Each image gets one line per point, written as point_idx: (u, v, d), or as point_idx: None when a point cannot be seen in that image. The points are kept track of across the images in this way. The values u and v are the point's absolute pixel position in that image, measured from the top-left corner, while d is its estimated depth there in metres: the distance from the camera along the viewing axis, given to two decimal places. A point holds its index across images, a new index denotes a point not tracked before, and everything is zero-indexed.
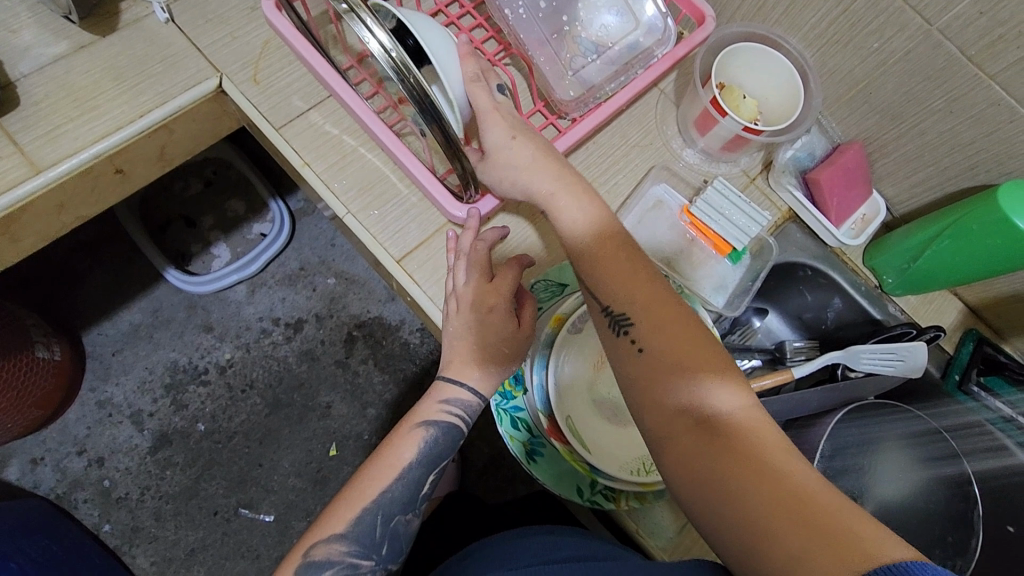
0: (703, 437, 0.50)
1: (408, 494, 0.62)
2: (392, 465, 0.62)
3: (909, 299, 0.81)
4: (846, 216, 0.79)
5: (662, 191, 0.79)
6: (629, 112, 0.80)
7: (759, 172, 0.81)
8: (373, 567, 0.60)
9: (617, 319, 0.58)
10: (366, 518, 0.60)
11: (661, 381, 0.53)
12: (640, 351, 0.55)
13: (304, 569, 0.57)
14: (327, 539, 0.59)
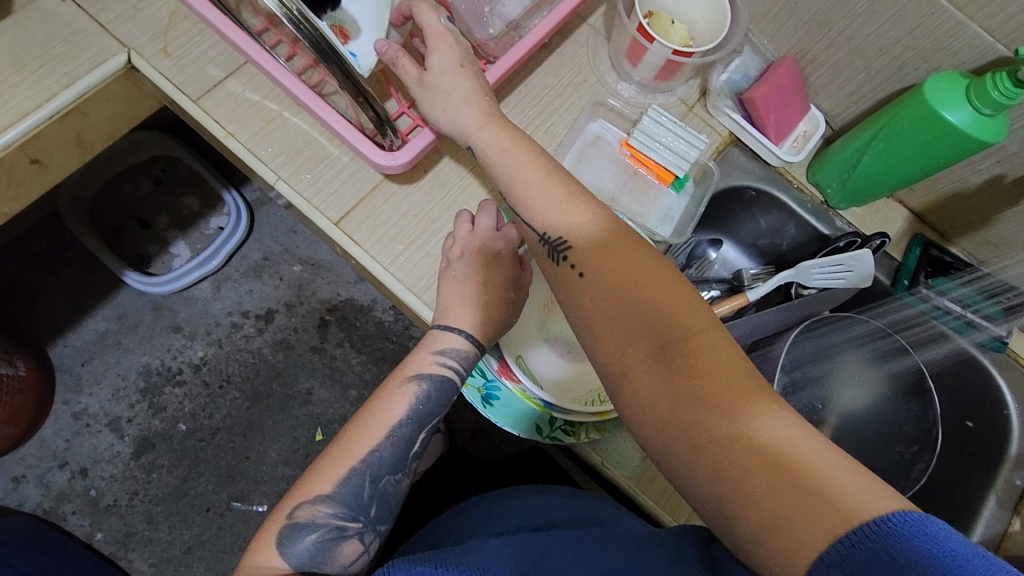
0: (665, 377, 0.48)
1: (398, 454, 0.59)
2: (382, 421, 0.59)
3: (856, 210, 0.81)
4: (785, 133, 0.79)
5: (599, 127, 0.78)
6: (559, 51, 0.79)
7: (697, 100, 0.80)
8: (363, 532, 0.57)
9: (561, 251, 0.55)
10: (354, 479, 0.57)
11: (615, 317, 0.51)
12: (583, 278, 0.53)
13: (289, 532, 0.55)
14: (313, 501, 0.56)
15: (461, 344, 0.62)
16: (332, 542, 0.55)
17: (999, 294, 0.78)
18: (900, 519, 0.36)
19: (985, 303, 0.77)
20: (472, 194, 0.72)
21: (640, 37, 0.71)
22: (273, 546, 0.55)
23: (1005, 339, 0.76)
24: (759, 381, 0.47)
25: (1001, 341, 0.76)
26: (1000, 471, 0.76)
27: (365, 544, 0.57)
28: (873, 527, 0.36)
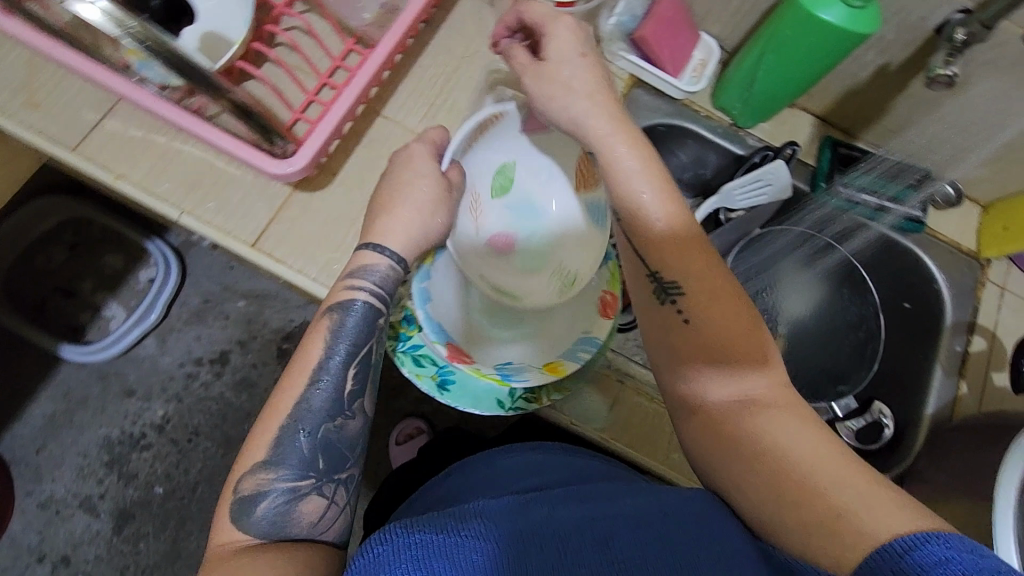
0: (738, 404, 0.49)
1: (332, 398, 0.52)
2: (300, 368, 0.53)
3: (764, 126, 0.83)
4: (682, 65, 0.80)
5: (502, 94, 0.75)
6: (446, 26, 0.77)
7: (592, 50, 0.80)
8: (320, 483, 0.50)
9: (664, 285, 0.51)
10: (286, 435, 0.50)
11: (720, 348, 0.49)
12: (687, 322, 0.50)
13: (240, 508, 0.48)
14: (251, 467, 0.49)
15: (378, 262, 0.57)
16: (286, 504, 0.48)
17: (909, 175, 0.80)
18: (915, 549, 0.37)
19: (897, 184, 0.79)
20: None
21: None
22: (223, 527, 0.48)
23: (921, 219, 0.80)
24: (799, 414, 0.48)
25: (919, 221, 0.80)
26: (940, 341, 0.80)
27: (331, 496, 0.50)
28: (888, 564, 0.38)
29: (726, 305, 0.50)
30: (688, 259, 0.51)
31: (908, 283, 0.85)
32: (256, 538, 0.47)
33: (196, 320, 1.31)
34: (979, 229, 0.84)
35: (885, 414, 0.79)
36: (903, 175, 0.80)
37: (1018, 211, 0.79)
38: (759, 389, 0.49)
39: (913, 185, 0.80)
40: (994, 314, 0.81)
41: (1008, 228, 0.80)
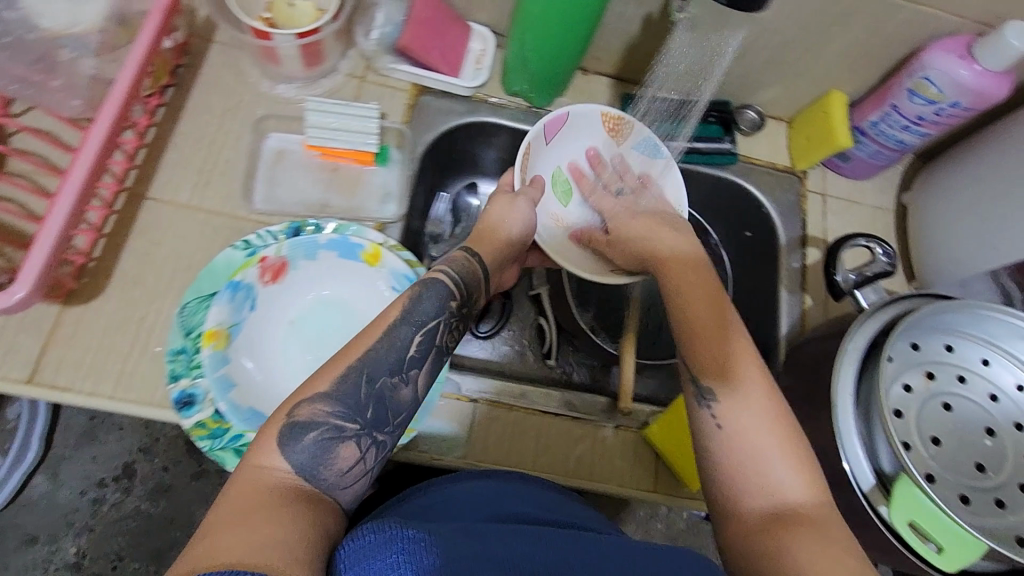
0: (758, 486, 0.48)
1: (393, 356, 0.50)
2: (412, 314, 0.53)
3: (562, 100, 0.82)
4: (459, 61, 0.77)
5: (277, 141, 0.71)
6: (198, 84, 0.72)
7: (365, 69, 0.76)
8: (360, 436, 0.47)
9: (702, 390, 0.53)
10: (351, 376, 0.48)
11: (739, 442, 0.50)
12: (719, 428, 0.51)
13: (287, 435, 0.45)
14: (313, 397, 0.47)
15: (462, 256, 0.60)
16: (327, 442, 0.46)
17: (710, 112, 0.83)
18: None
19: (670, 106, 0.79)
20: (173, 274, 0.64)
21: (261, 39, 0.66)
22: (265, 448, 0.45)
23: (732, 150, 0.82)
24: (822, 518, 0.46)
25: (730, 152, 0.82)
26: (780, 262, 0.82)
27: (365, 452, 0.47)
28: None
29: (753, 379, 0.53)
30: (703, 316, 0.56)
31: (744, 211, 0.86)
32: (288, 471, 0.44)
33: (80, 445, 1.08)
34: (788, 146, 0.86)
35: None
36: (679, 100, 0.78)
37: (814, 120, 0.81)
38: (795, 497, 0.47)
39: (689, 107, 0.78)
40: (821, 222, 0.83)
41: (810, 139, 0.82)
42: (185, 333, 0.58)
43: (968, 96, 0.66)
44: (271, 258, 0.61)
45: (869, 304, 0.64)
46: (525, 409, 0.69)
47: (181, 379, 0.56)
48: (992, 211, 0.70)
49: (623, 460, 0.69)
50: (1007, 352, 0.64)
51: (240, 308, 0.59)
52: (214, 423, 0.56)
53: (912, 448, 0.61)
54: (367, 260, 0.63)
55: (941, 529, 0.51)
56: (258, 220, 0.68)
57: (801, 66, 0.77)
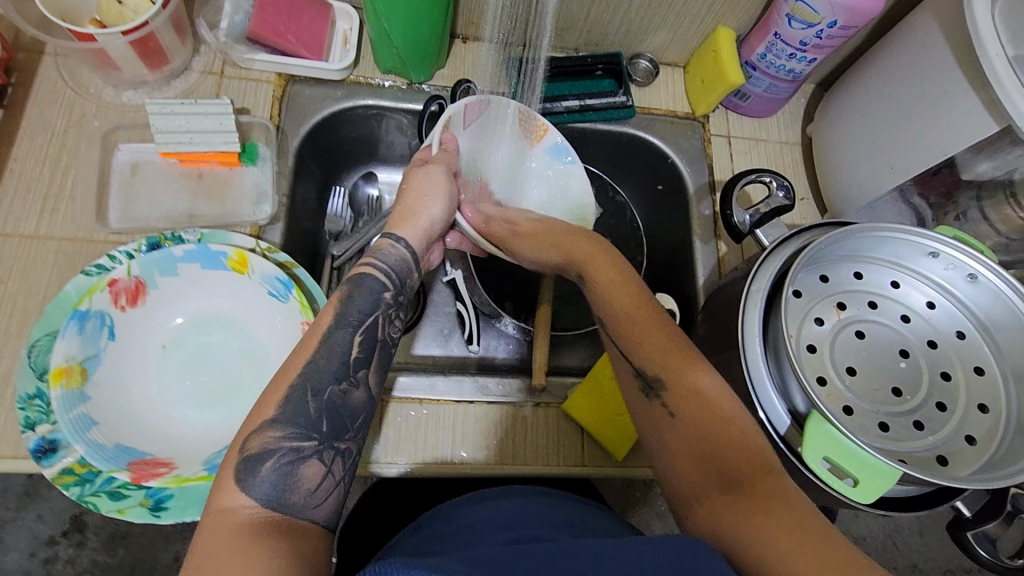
0: (713, 465, 0.46)
1: (338, 362, 0.47)
2: (347, 315, 0.49)
3: (443, 72, 0.78)
4: (323, 44, 0.72)
5: (131, 153, 0.66)
6: (32, 102, 0.65)
7: (221, 63, 0.70)
8: (321, 451, 0.44)
9: (649, 382, 0.51)
10: (296, 395, 0.45)
11: (689, 428, 0.48)
12: (673, 416, 0.49)
13: (244, 469, 0.42)
14: (264, 424, 0.43)
15: (390, 246, 0.54)
16: (289, 467, 0.42)
17: (597, 65, 0.80)
18: None
19: (514, 74, 0.74)
20: (26, 312, 0.59)
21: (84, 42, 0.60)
22: (225, 489, 0.41)
23: (628, 103, 0.78)
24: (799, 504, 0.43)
25: (626, 106, 0.79)
26: (690, 210, 0.80)
27: (331, 466, 0.44)
28: None
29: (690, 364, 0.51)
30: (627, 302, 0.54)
31: (651, 164, 0.83)
32: (255, 505, 0.41)
33: (21, 507, 0.98)
34: (686, 91, 0.83)
35: (669, 304, 0.75)
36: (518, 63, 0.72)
37: (706, 61, 0.79)
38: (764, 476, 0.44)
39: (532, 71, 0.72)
40: (728, 164, 0.81)
41: (704, 80, 0.79)
42: (37, 375, 0.53)
43: (843, 14, 0.63)
44: (122, 280, 0.55)
45: (769, 241, 0.62)
46: (441, 402, 0.65)
47: (38, 427, 0.51)
48: (884, 130, 0.67)
49: (546, 439, 0.66)
50: (912, 270, 0.62)
51: (96, 339, 0.54)
52: (83, 467, 0.51)
53: (827, 383, 0.59)
54: (234, 267, 0.58)
55: (857, 462, 0.50)
56: (117, 239, 0.62)
57: (681, 5, 0.73)
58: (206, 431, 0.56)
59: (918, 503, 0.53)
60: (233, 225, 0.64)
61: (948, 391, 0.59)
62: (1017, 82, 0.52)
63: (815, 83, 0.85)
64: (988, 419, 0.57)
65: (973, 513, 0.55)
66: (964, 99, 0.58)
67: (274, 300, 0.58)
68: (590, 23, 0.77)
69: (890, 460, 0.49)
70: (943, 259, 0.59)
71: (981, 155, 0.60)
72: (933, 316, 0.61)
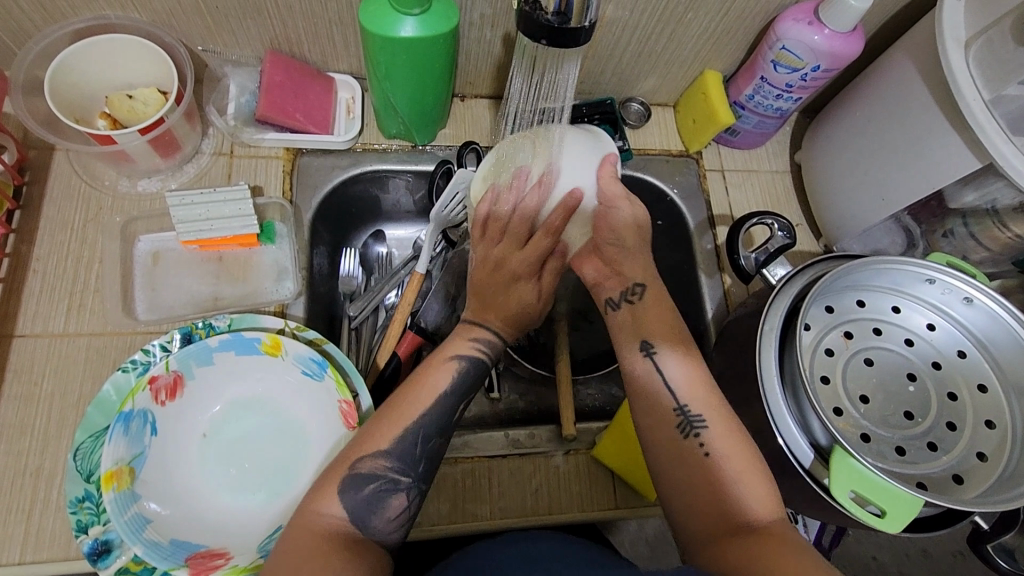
0: (722, 512, 0.49)
1: (444, 418, 0.54)
2: (462, 383, 0.56)
3: (445, 131, 0.80)
4: (329, 117, 0.73)
5: (151, 243, 0.67)
6: (49, 199, 0.67)
7: (230, 144, 0.72)
8: (411, 488, 0.51)
9: (689, 420, 0.54)
10: (408, 436, 0.52)
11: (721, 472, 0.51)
12: (706, 457, 0.52)
13: (347, 483, 0.49)
14: (375, 452, 0.50)
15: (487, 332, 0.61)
16: (382, 495, 0.49)
17: (593, 114, 0.82)
18: None
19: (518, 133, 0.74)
20: (63, 412, 0.59)
21: (103, 144, 0.62)
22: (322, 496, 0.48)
23: (624, 147, 0.81)
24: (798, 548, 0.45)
25: (624, 150, 0.81)
26: (693, 245, 0.83)
27: (412, 502, 0.51)
28: None
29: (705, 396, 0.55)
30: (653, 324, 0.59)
31: (650, 203, 0.86)
32: (343, 518, 0.48)
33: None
34: (679, 129, 0.87)
35: None
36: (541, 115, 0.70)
37: (696, 103, 0.82)
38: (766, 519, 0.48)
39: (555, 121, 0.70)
40: (725, 197, 0.84)
41: (696, 120, 0.83)
42: (86, 478, 0.54)
43: (825, 59, 0.67)
44: (162, 375, 0.56)
45: (776, 279, 0.65)
46: (473, 457, 0.67)
47: (90, 529, 0.52)
48: (874, 163, 0.70)
49: (578, 486, 0.68)
50: (911, 295, 0.65)
51: (140, 437, 0.55)
52: (138, 565, 0.52)
53: (843, 412, 0.62)
54: (268, 351, 0.60)
55: (881, 493, 0.53)
56: (146, 330, 0.63)
57: (670, 54, 0.77)
58: (253, 514, 0.57)
59: (939, 522, 0.56)
60: (257, 305, 0.66)
61: (955, 409, 0.62)
62: (995, 124, 0.56)
63: (800, 113, 0.89)
64: (995, 434, 0.60)
65: (990, 525, 0.59)
66: (946, 136, 0.62)
67: (308, 378, 0.60)
68: (584, 75, 0.80)
69: (911, 488, 0.52)
70: (939, 284, 0.62)
71: (967, 186, 0.64)
72: (934, 338, 0.65)
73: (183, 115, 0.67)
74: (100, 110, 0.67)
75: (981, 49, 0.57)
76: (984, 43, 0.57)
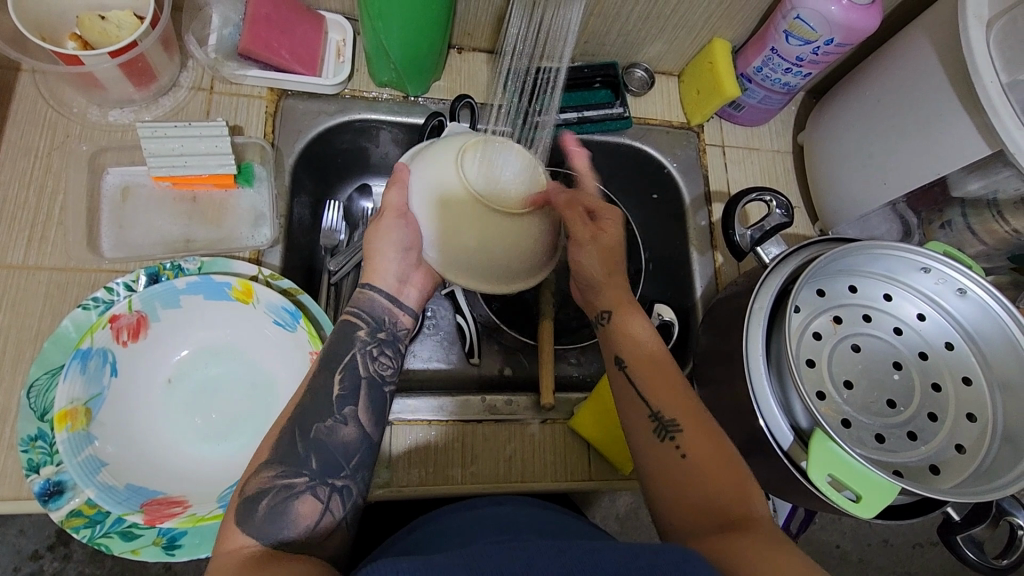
0: (712, 505, 0.49)
1: (319, 402, 0.50)
2: (328, 357, 0.52)
3: (439, 83, 0.76)
4: (317, 59, 0.69)
5: (120, 177, 0.64)
6: (10, 123, 0.62)
7: (211, 79, 0.68)
8: (314, 487, 0.46)
9: (664, 424, 0.53)
10: (287, 435, 0.47)
11: (704, 470, 0.50)
12: (685, 458, 0.51)
13: (242, 510, 0.43)
14: (257, 468, 0.45)
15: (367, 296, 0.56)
16: (282, 504, 0.44)
17: (595, 77, 0.80)
18: None
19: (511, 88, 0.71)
20: (19, 347, 0.57)
21: (70, 65, 0.58)
22: (229, 531, 0.43)
23: (624, 114, 0.79)
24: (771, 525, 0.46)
25: (623, 117, 0.79)
26: (688, 220, 0.80)
27: (325, 503, 0.46)
28: None
29: (666, 378, 0.56)
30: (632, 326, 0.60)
31: (648, 174, 0.84)
32: (258, 544, 0.42)
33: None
34: (682, 100, 0.84)
35: (667, 313, 0.75)
36: (536, 74, 0.68)
37: (701, 72, 0.79)
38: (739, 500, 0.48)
39: (552, 79, 0.68)
40: (723, 173, 0.82)
41: (700, 91, 0.80)
42: (40, 417, 0.51)
43: (840, 33, 0.64)
44: (124, 315, 0.54)
45: (769, 258, 0.63)
46: (449, 421, 0.66)
47: (42, 469, 0.49)
48: (877, 146, 0.68)
49: (553, 456, 0.67)
50: (904, 284, 0.64)
51: (99, 377, 0.52)
52: (91, 508, 0.50)
53: (826, 397, 0.61)
54: (238, 297, 0.57)
55: (859, 478, 0.52)
56: (111, 268, 0.60)
57: (679, 18, 0.74)
58: (219, 465, 0.56)
59: (912, 511, 0.56)
60: (228, 250, 0.63)
61: (938, 401, 0.62)
62: (1010, 109, 0.53)
63: (806, 92, 0.86)
64: (976, 428, 0.60)
65: (962, 516, 0.59)
66: (958, 121, 0.60)
67: (280, 329, 0.58)
68: (588, 34, 0.77)
69: (888, 475, 0.51)
70: (934, 274, 0.61)
71: (972, 173, 0.62)
72: (924, 328, 0.64)
73: (160, 42, 0.63)
74: (70, 29, 0.62)
75: (1003, 31, 0.55)
76: (1008, 24, 0.54)
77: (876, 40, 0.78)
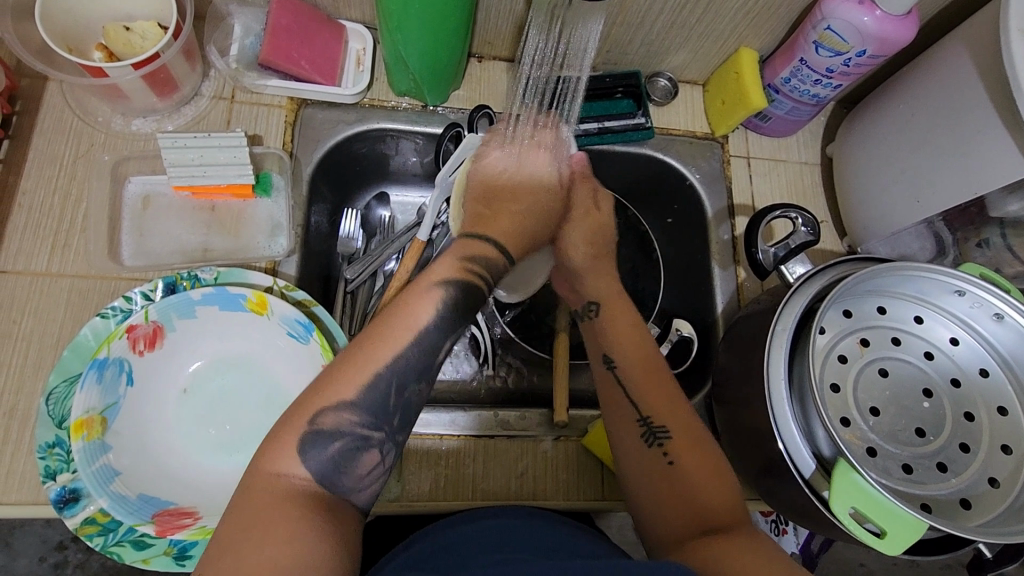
0: (697, 513, 0.50)
1: (424, 360, 0.48)
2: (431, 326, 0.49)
3: (459, 92, 0.75)
4: (337, 68, 0.69)
5: (142, 186, 0.65)
6: (37, 134, 0.64)
7: (231, 88, 0.69)
8: (383, 443, 0.46)
9: (653, 429, 0.54)
10: (381, 381, 0.46)
11: (692, 477, 0.52)
12: (671, 466, 0.53)
13: (308, 439, 0.43)
14: (337, 404, 0.44)
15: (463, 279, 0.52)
16: (351, 451, 0.44)
17: (616, 87, 0.78)
18: None
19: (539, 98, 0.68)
20: (39, 354, 0.58)
21: (95, 77, 0.58)
22: (281, 449, 0.43)
23: (646, 125, 0.77)
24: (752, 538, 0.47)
25: (645, 128, 0.77)
26: (710, 233, 0.78)
27: (387, 458, 0.46)
28: None
29: (657, 388, 0.57)
30: (622, 333, 0.60)
31: (670, 185, 0.82)
32: (306, 474, 0.42)
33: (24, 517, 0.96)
34: (706, 110, 0.82)
35: (685, 329, 0.75)
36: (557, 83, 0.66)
37: (727, 82, 0.77)
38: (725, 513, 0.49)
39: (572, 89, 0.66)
40: (748, 185, 0.80)
41: (726, 101, 0.78)
42: (58, 424, 0.52)
43: (873, 44, 0.61)
44: (141, 325, 0.54)
45: (793, 277, 0.61)
46: (460, 437, 0.65)
47: (59, 476, 0.50)
48: (912, 160, 0.65)
49: (567, 473, 0.65)
50: (937, 306, 0.61)
51: (114, 387, 0.53)
52: (105, 516, 0.50)
53: (851, 423, 0.59)
54: (253, 308, 0.57)
55: (881, 512, 0.50)
56: (131, 277, 0.61)
57: (705, 27, 0.72)
58: (233, 476, 0.56)
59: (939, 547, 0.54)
60: (243, 259, 0.63)
61: (971, 431, 0.59)
62: None
63: (837, 102, 0.83)
64: (1010, 460, 0.57)
65: (993, 554, 0.57)
66: (998, 140, 0.57)
67: (293, 340, 0.58)
68: (610, 43, 0.75)
69: (917, 511, 0.49)
70: (969, 297, 0.58)
71: (1012, 193, 0.60)
72: (957, 353, 0.61)
73: (182, 52, 0.63)
74: (95, 40, 0.63)
75: None
76: None
77: (914, 49, 0.75)
